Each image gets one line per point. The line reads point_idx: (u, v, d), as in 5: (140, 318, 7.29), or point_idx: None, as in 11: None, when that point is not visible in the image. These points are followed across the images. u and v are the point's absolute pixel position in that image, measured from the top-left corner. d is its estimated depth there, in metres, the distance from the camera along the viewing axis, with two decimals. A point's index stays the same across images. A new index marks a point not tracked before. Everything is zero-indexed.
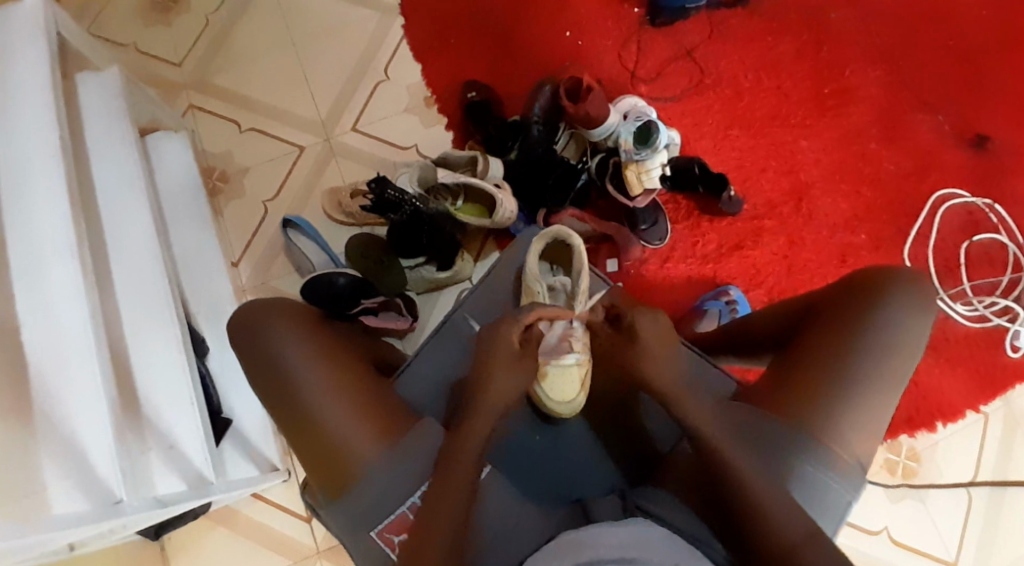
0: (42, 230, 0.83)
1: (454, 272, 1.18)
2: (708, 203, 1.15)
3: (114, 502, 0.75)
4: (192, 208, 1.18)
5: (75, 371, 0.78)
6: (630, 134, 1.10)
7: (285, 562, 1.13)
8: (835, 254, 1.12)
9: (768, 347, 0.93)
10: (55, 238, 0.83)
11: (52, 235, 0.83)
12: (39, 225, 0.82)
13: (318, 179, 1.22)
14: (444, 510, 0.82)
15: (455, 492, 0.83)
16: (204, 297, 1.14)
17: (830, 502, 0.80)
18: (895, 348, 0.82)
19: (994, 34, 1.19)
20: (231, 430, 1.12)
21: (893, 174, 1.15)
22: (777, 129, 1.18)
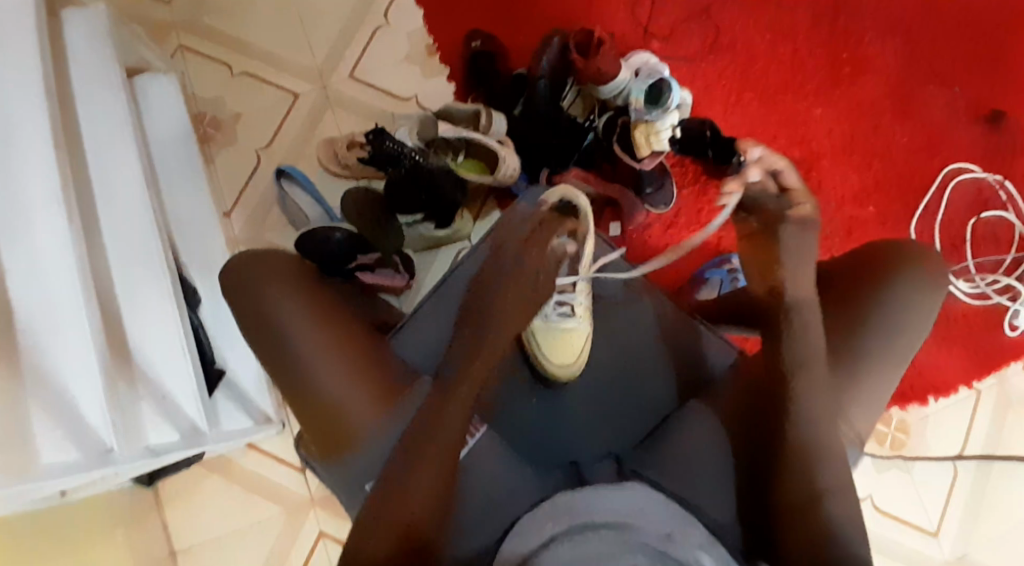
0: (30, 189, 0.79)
1: (453, 230, 1.17)
2: (712, 168, 1.14)
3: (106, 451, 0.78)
4: (183, 155, 1.14)
5: (63, 323, 0.78)
6: (641, 93, 1.08)
7: (280, 512, 1.14)
8: (840, 227, 1.10)
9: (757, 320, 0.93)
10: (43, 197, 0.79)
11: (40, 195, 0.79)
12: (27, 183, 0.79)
13: (313, 130, 1.18)
14: (428, 466, 0.80)
15: (442, 451, 0.81)
16: (196, 248, 1.11)
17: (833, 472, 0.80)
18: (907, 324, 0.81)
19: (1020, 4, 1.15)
20: (225, 381, 1.10)
21: (905, 147, 1.12)
22: (790, 95, 1.14)
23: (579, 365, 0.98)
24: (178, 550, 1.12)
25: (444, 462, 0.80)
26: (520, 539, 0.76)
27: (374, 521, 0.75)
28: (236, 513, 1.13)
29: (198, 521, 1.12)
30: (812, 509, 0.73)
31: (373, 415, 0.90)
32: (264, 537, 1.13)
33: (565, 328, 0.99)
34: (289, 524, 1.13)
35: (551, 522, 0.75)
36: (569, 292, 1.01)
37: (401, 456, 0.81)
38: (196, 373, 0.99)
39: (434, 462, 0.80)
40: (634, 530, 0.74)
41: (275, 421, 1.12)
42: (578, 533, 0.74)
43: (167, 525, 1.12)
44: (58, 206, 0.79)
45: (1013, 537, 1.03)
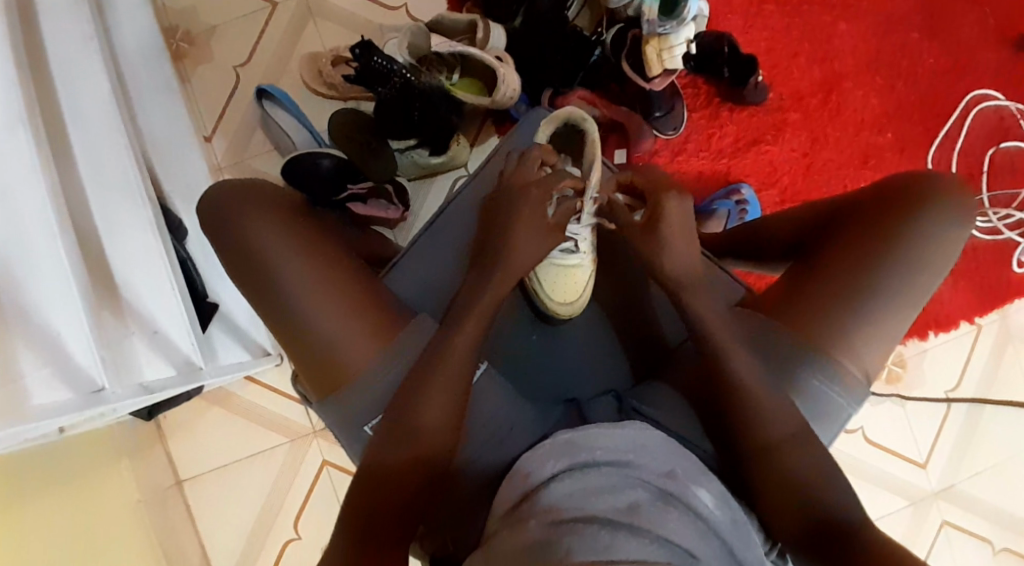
0: None
1: (449, 158, 1.09)
2: (727, 91, 1.06)
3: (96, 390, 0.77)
4: (156, 72, 1.05)
5: (43, 261, 0.77)
6: (655, 1, 0.97)
7: (282, 441, 1.15)
8: (857, 155, 1.05)
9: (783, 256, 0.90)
10: None
11: None
12: None
13: (295, 42, 1.09)
14: (435, 398, 0.79)
15: (450, 383, 0.80)
16: (176, 178, 1.05)
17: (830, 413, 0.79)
18: (926, 265, 0.78)
19: None
20: (219, 315, 1.08)
21: (931, 68, 1.05)
22: (814, 6, 1.06)
23: (581, 303, 0.95)
24: (183, 479, 1.14)
25: (450, 396, 0.80)
26: (522, 477, 0.74)
27: (387, 450, 0.78)
28: (240, 444, 1.15)
29: (203, 452, 1.14)
30: (765, 458, 0.75)
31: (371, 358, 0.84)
32: (269, 465, 1.15)
33: (569, 265, 0.96)
34: (293, 452, 1.15)
35: (549, 462, 0.73)
36: (574, 227, 0.96)
37: (408, 387, 0.80)
38: (188, 310, 0.96)
39: (442, 396, 0.79)
40: (633, 467, 0.71)
41: (273, 354, 1.12)
42: (577, 471, 0.71)
43: (170, 453, 1.14)
44: None
45: (997, 471, 1.06)
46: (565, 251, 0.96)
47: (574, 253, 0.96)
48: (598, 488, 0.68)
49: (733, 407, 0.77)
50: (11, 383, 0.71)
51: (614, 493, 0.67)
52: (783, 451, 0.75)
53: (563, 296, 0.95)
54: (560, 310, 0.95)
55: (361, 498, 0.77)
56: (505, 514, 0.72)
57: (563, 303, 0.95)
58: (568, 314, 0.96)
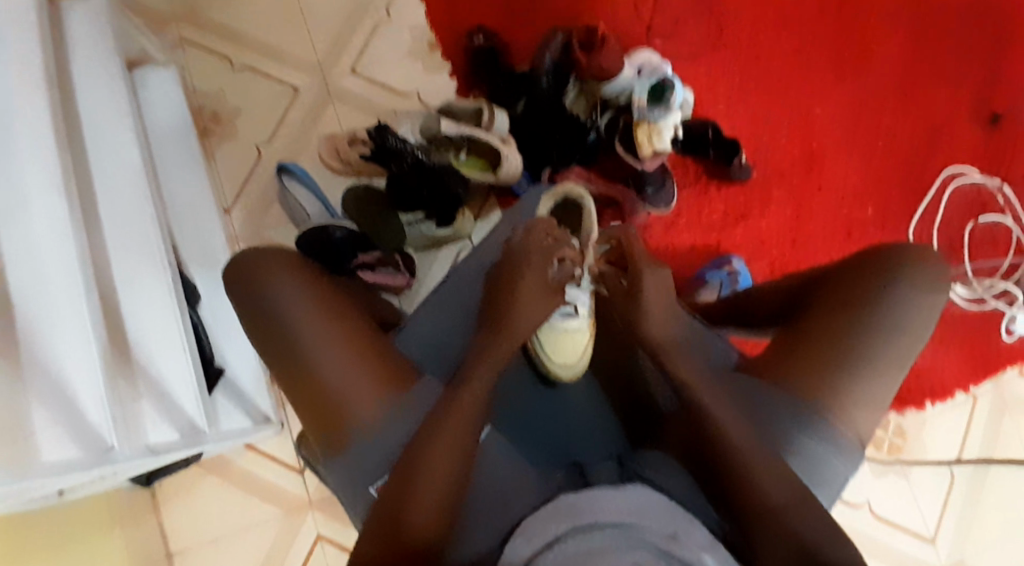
0: None
1: (454, 230, 1.14)
2: (715, 169, 1.13)
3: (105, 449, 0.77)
4: (183, 148, 1.13)
5: (63, 318, 0.78)
6: (644, 91, 1.07)
7: (278, 512, 1.13)
8: (841, 229, 1.11)
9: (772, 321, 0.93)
10: None
11: None
12: None
13: (315, 122, 1.17)
14: (440, 459, 0.79)
15: (455, 442, 0.80)
16: (194, 246, 1.11)
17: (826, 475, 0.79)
18: (902, 328, 0.80)
19: None
20: (224, 380, 1.09)
21: (906, 148, 1.13)
22: (792, 92, 1.15)
23: (582, 364, 1.01)
24: (173, 553, 1.10)
25: (453, 456, 0.80)
26: (525, 540, 0.72)
27: (383, 513, 0.76)
28: (234, 515, 1.12)
29: (195, 524, 1.11)
30: (778, 518, 0.72)
31: (381, 415, 0.86)
32: (261, 538, 1.12)
33: (570, 327, 1.01)
34: (286, 525, 1.13)
35: (550, 524, 0.72)
36: (574, 291, 1.01)
37: (414, 447, 0.80)
38: (195, 371, 0.99)
39: (447, 456, 0.79)
40: (637, 529, 0.70)
41: (274, 421, 1.12)
42: (580, 533, 0.70)
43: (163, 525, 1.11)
44: None
45: (1005, 545, 1.03)
46: (565, 314, 1.01)
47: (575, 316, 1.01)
48: (598, 552, 0.68)
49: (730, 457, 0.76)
50: (18, 439, 0.72)
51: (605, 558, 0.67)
52: (790, 513, 0.72)
53: (565, 358, 1.01)
54: (562, 371, 1.01)
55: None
56: None
57: (563, 365, 1.01)
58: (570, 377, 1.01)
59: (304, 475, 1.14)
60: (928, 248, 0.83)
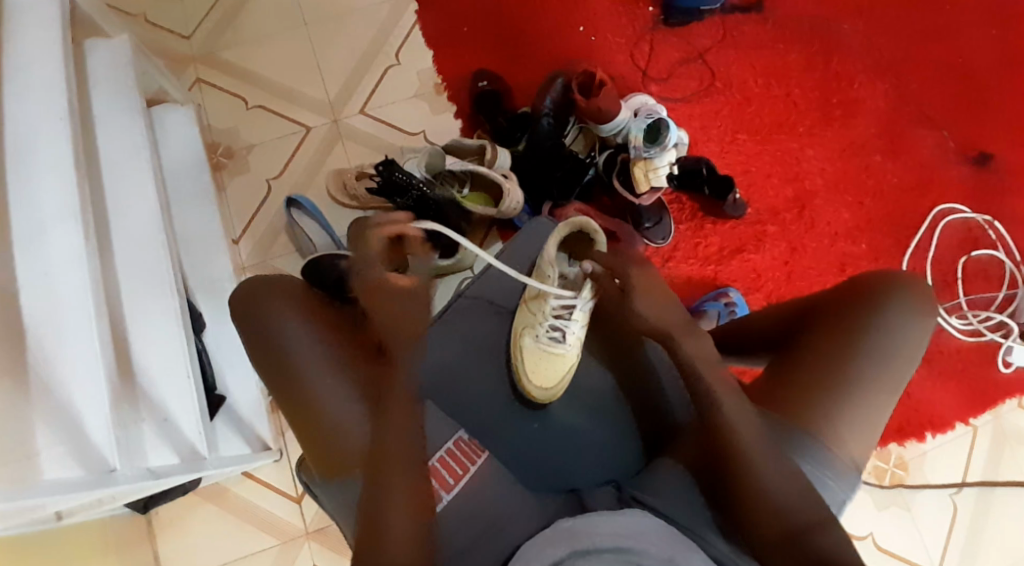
0: (47, 196, 0.80)
1: (457, 261, 1.18)
2: (710, 205, 1.17)
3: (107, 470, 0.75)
4: (195, 181, 1.17)
5: (73, 335, 0.76)
6: (641, 131, 1.11)
7: (273, 542, 1.12)
8: (834, 264, 1.14)
9: (762, 348, 0.92)
10: (61, 206, 0.81)
11: (59, 202, 0.81)
12: (44, 190, 0.81)
13: (323, 159, 1.22)
14: (401, 499, 0.80)
15: (410, 486, 0.81)
16: (202, 274, 1.14)
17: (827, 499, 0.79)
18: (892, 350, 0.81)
19: (1011, 53, 1.21)
20: (225, 407, 1.11)
21: (895, 186, 1.17)
22: (784, 134, 1.19)
23: (555, 391, 0.98)
24: None
25: (412, 498, 0.81)
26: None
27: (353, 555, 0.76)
28: (229, 543, 1.12)
29: (191, 550, 1.11)
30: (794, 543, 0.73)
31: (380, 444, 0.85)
32: None
33: (553, 353, 0.99)
34: (282, 554, 1.12)
35: (549, 549, 0.71)
36: (566, 319, 0.99)
37: (369, 492, 0.81)
38: (198, 400, 0.99)
39: (403, 497, 0.80)
40: (636, 555, 0.70)
41: (272, 449, 1.12)
42: (580, 558, 0.69)
43: (158, 553, 1.11)
44: (74, 216, 0.81)
45: None
46: (552, 337, 0.99)
47: (561, 342, 0.99)
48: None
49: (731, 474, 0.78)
50: (22, 457, 0.70)
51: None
52: (812, 536, 0.73)
53: (540, 379, 0.99)
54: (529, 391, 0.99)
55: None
56: None
57: (540, 386, 0.99)
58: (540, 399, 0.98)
59: (302, 504, 1.13)
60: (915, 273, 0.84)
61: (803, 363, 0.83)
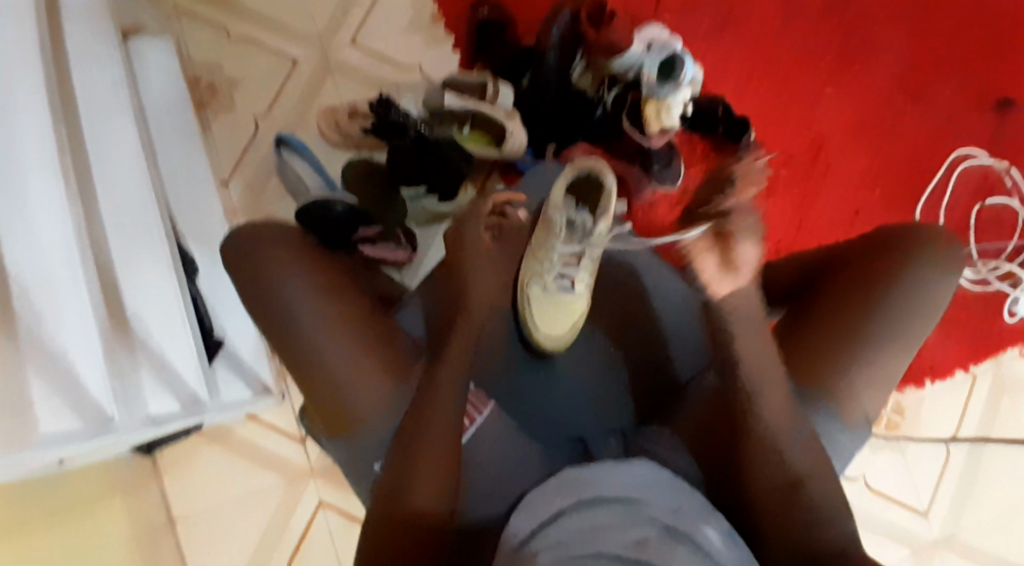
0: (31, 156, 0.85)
1: (457, 204, 1.14)
2: (723, 148, 1.12)
3: (107, 421, 0.82)
4: (179, 119, 1.11)
5: (60, 302, 0.83)
6: (655, 66, 1.06)
7: (280, 480, 1.14)
8: (846, 211, 1.11)
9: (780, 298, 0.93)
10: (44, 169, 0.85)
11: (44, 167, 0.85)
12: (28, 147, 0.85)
13: (315, 95, 1.16)
14: (425, 470, 0.78)
15: (437, 459, 0.79)
16: (191, 216, 1.09)
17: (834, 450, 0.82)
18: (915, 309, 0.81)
19: None
20: (223, 352, 1.08)
21: (915, 131, 1.12)
22: (802, 75, 1.14)
23: (566, 340, 0.98)
24: (176, 517, 1.11)
25: (436, 472, 0.78)
26: (528, 515, 0.73)
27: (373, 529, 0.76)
28: (235, 483, 1.13)
29: (195, 489, 1.12)
30: (796, 494, 0.74)
31: (386, 399, 0.86)
32: (264, 509, 1.13)
33: (564, 301, 0.97)
34: (288, 495, 1.13)
35: (556, 498, 0.73)
36: (572, 267, 0.96)
37: (397, 461, 0.79)
38: (195, 344, 0.97)
39: (428, 470, 0.78)
40: (643, 503, 0.72)
41: (274, 391, 1.10)
42: (586, 508, 0.72)
43: (167, 491, 1.11)
44: (58, 180, 0.85)
45: (1002, 521, 1.05)
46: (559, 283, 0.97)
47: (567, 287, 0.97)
48: (606, 527, 0.70)
49: (737, 432, 0.80)
50: (18, 412, 0.78)
51: (613, 532, 0.69)
52: (809, 486, 0.74)
53: (549, 325, 0.97)
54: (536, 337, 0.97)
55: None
56: (514, 548, 0.71)
57: (552, 336, 0.97)
58: (549, 346, 0.97)
59: (306, 445, 1.15)
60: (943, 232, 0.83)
61: (824, 319, 0.83)
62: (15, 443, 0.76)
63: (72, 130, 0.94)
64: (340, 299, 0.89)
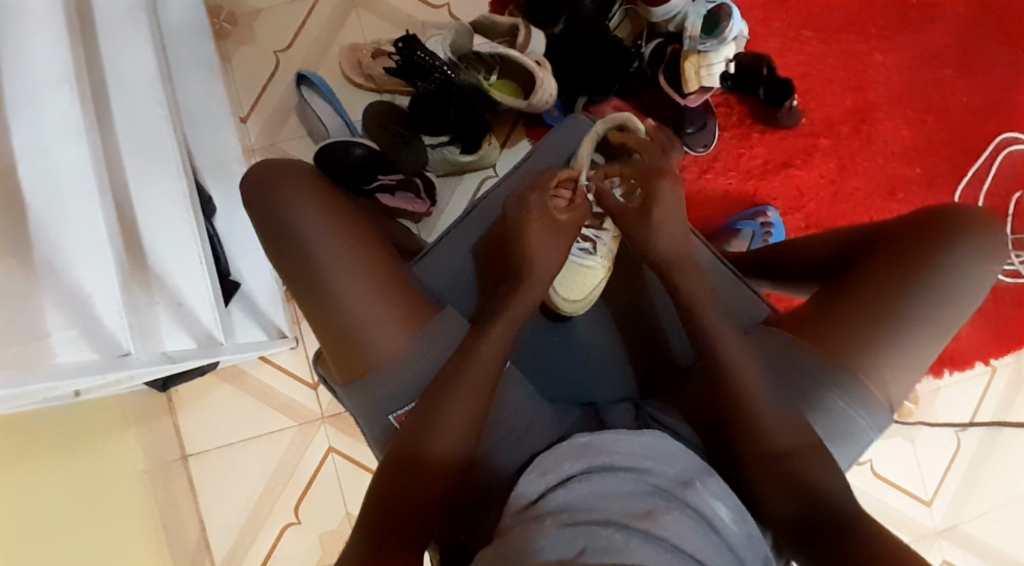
0: (38, 63, 0.72)
1: (479, 157, 1.09)
2: (762, 112, 1.07)
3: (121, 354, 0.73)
4: (198, 48, 1.07)
5: (75, 218, 0.72)
6: (698, 19, 0.99)
7: (290, 423, 1.15)
8: (884, 185, 1.06)
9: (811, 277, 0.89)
10: (52, 74, 0.73)
11: (49, 70, 0.73)
12: (35, 51, 0.72)
13: (339, 30, 1.11)
14: (456, 410, 0.79)
15: (472, 398, 0.79)
16: (209, 153, 1.07)
17: (851, 435, 0.77)
18: (956, 295, 0.76)
19: None
20: (240, 293, 1.09)
21: (967, 106, 1.06)
22: (855, 36, 1.07)
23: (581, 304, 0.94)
24: (189, 455, 1.15)
25: (468, 411, 0.79)
26: (537, 477, 0.72)
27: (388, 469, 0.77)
28: (248, 422, 1.15)
29: (209, 425, 1.15)
30: (779, 467, 0.75)
31: (401, 347, 0.83)
32: (275, 447, 1.15)
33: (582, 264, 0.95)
34: (300, 435, 1.15)
35: (565, 463, 0.73)
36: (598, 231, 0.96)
37: (429, 399, 0.80)
38: (210, 281, 0.99)
39: (461, 409, 0.79)
40: (650, 475, 0.71)
41: (288, 337, 1.12)
42: (595, 474, 0.71)
43: (179, 426, 1.15)
44: (69, 83, 0.73)
45: (1006, 509, 1.05)
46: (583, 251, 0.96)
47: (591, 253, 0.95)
48: (615, 493, 0.68)
49: (740, 416, 0.77)
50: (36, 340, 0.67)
51: (621, 497, 0.68)
52: (800, 459, 0.74)
53: (569, 289, 0.95)
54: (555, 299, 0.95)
55: (375, 513, 0.76)
56: (518, 510, 0.70)
57: (568, 299, 0.95)
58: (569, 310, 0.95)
59: (318, 391, 1.15)
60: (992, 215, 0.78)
61: (857, 299, 0.78)
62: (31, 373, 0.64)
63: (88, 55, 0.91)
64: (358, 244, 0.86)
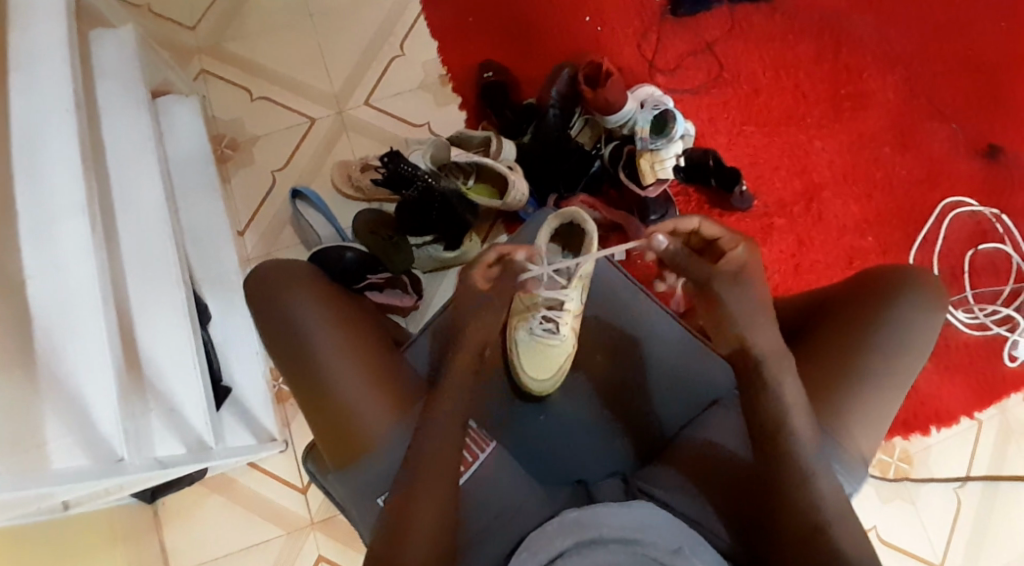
0: (59, 187, 0.80)
1: (462, 253, 1.17)
2: (718, 198, 1.18)
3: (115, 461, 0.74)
4: (201, 173, 1.18)
5: (86, 327, 0.76)
6: (647, 122, 1.12)
7: (279, 532, 1.13)
8: (843, 257, 1.17)
9: None
10: (71, 199, 0.80)
11: (70, 197, 0.80)
12: (57, 179, 0.81)
13: (329, 151, 1.23)
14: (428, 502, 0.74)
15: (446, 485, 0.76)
16: (208, 266, 1.14)
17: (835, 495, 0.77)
18: (904, 345, 0.79)
19: None
20: (232, 398, 1.09)
21: (905, 179, 1.19)
22: (793, 127, 1.21)
23: (549, 384, 0.91)
24: None
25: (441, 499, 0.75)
26: (529, 556, 0.69)
27: None
28: (238, 532, 1.13)
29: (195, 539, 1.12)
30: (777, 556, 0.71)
31: (392, 433, 0.81)
32: (264, 557, 1.12)
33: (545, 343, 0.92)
34: (288, 545, 1.12)
35: (555, 542, 0.69)
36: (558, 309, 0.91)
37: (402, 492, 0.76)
38: (204, 390, 0.94)
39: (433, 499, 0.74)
40: (642, 545, 0.67)
41: (278, 440, 1.10)
42: (587, 549, 0.67)
43: (165, 542, 1.12)
44: (82, 209, 0.80)
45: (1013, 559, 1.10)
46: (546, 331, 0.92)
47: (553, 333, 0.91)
48: None
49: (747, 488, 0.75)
50: (33, 448, 0.69)
51: None
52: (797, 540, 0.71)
53: (534, 369, 0.92)
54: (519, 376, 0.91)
55: None
56: None
57: (533, 377, 0.92)
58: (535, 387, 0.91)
59: (307, 494, 1.14)
60: (921, 268, 0.83)
61: (811, 365, 0.81)
62: (27, 475, 0.66)
63: (101, 182, 0.97)
64: (357, 334, 0.85)
